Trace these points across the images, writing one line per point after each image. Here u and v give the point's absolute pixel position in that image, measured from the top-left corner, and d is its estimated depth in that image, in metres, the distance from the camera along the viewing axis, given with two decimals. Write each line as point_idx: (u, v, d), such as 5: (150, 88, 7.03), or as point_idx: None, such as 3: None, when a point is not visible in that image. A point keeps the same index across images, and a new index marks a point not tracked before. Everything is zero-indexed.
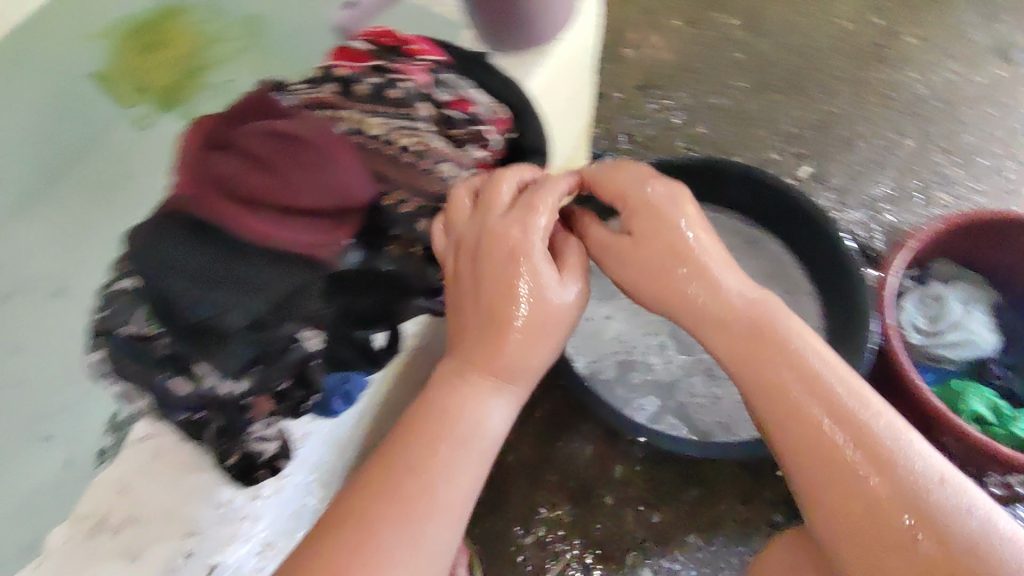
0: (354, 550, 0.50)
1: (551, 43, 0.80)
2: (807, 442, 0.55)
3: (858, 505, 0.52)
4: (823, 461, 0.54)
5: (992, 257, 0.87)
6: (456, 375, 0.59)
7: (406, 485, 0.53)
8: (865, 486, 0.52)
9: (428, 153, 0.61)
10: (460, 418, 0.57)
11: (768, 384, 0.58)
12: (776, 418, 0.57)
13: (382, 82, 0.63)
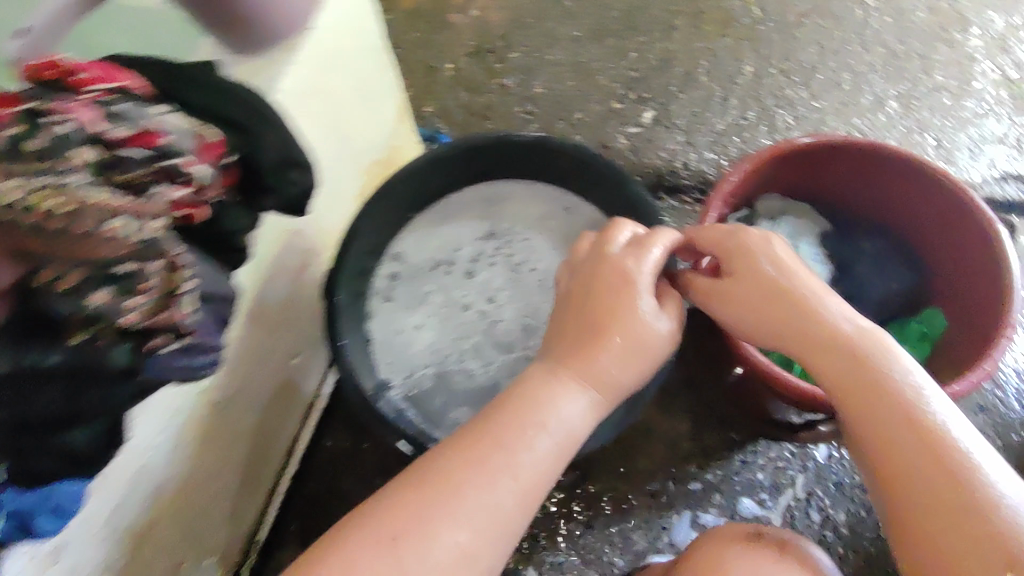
0: (433, 509, 0.53)
1: (298, 38, 0.71)
2: (897, 435, 0.53)
3: (943, 501, 0.51)
4: (923, 442, 0.52)
5: (815, 183, 0.84)
6: (615, 363, 0.60)
7: (482, 453, 0.55)
8: (937, 481, 0.51)
9: (94, 213, 0.43)
10: (547, 404, 0.58)
11: (869, 387, 0.55)
12: (867, 410, 0.55)
13: (18, 130, 0.43)
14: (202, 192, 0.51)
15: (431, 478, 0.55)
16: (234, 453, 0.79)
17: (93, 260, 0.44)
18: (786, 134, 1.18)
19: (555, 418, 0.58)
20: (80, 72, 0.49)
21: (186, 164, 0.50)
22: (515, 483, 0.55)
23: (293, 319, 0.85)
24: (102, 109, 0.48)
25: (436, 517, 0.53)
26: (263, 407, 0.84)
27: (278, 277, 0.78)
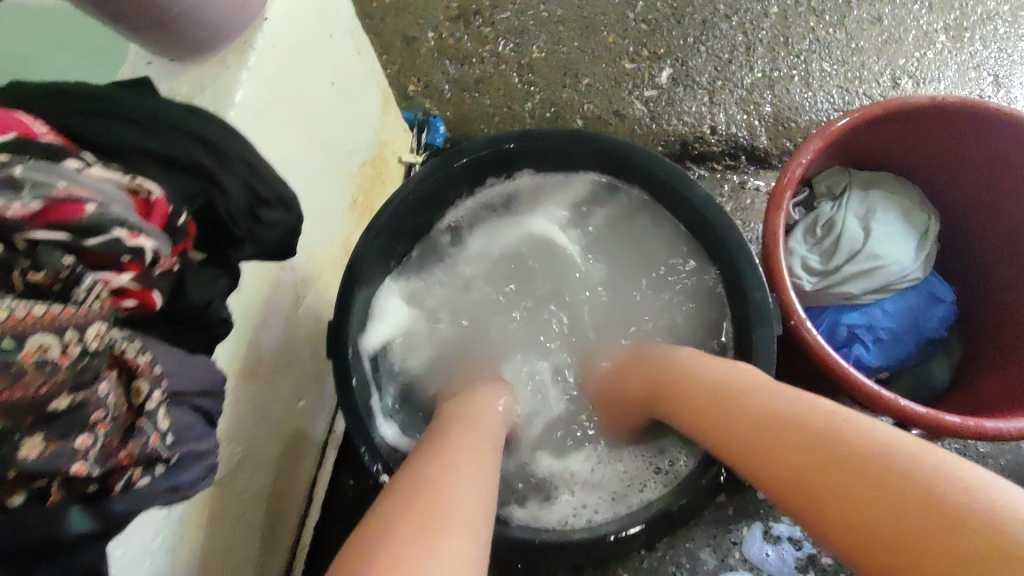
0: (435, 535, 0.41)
1: (251, 31, 0.56)
2: (797, 482, 0.43)
3: (864, 536, 0.38)
4: (826, 506, 0.40)
5: (892, 147, 0.69)
6: (429, 463, 0.50)
7: (403, 537, 0.41)
8: (854, 531, 0.38)
9: (3, 333, 0.32)
10: (433, 483, 0.47)
11: (771, 473, 0.45)
12: (771, 474, 0.45)
13: None
14: (152, 266, 0.39)
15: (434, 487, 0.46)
16: (252, 516, 0.71)
17: (20, 402, 0.32)
18: (823, 83, 1.03)
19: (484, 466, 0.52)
20: None
21: (131, 235, 0.38)
22: (469, 514, 0.45)
23: (297, 360, 0.74)
24: None
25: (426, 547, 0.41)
26: (273, 465, 0.73)
27: (272, 319, 0.66)
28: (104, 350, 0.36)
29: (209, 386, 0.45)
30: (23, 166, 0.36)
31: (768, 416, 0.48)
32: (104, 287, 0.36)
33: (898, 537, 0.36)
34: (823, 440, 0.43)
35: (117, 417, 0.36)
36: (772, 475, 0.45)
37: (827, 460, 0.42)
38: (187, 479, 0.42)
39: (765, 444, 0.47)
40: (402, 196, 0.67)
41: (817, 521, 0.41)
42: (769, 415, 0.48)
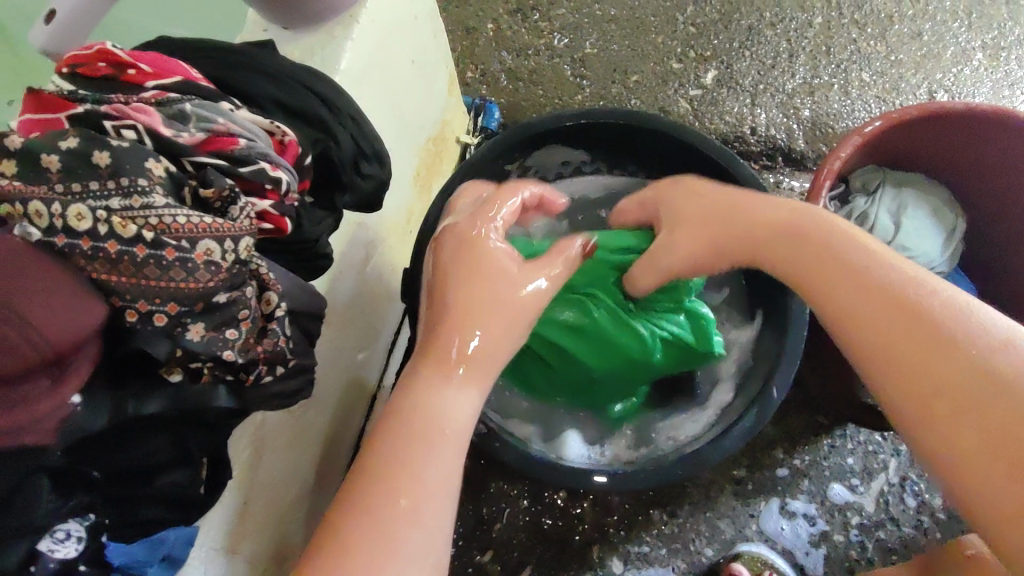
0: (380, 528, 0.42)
1: (356, 7, 0.63)
2: (881, 326, 0.43)
3: (932, 405, 0.39)
4: (899, 367, 0.41)
5: (925, 148, 0.74)
6: (413, 402, 0.47)
7: (370, 517, 0.42)
8: (928, 387, 0.39)
9: (182, 235, 0.38)
10: (406, 449, 0.45)
11: (845, 308, 0.45)
12: (850, 303, 0.45)
13: (80, 142, 0.38)
14: (285, 196, 0.46)
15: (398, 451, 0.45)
16: (311, 452, 0.77)
17: (193, 292, 0.38)
18: (861, 92, 1.08)
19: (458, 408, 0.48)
20: (137, 65, 0.44)
21: (272, 169, 0.44)
22: (436, 479, 0.44)
23: (361, 313, 0.80)
24: (164, 111, 0.42)
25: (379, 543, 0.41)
26: (333, 407, 0.80)
27: (347, 269, 0.73)
28: (248, 262, 0.42)
29: (316, 309, 0.51)
30: (192, 102, 0.43)
31: (847, 277, 0.46)
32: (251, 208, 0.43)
33: (969, 412, 0.38)
34: (911, 310, 0.42)
35: (256, 319, 0.43)
36: (843, 315, 0.45)
37: (915, 333, 0.41)
38: (296, 385, 0.48)
39: (853, 287, 0.45)
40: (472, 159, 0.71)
41: (884, 374, 0.42)
42: (841, 289, 0.46)
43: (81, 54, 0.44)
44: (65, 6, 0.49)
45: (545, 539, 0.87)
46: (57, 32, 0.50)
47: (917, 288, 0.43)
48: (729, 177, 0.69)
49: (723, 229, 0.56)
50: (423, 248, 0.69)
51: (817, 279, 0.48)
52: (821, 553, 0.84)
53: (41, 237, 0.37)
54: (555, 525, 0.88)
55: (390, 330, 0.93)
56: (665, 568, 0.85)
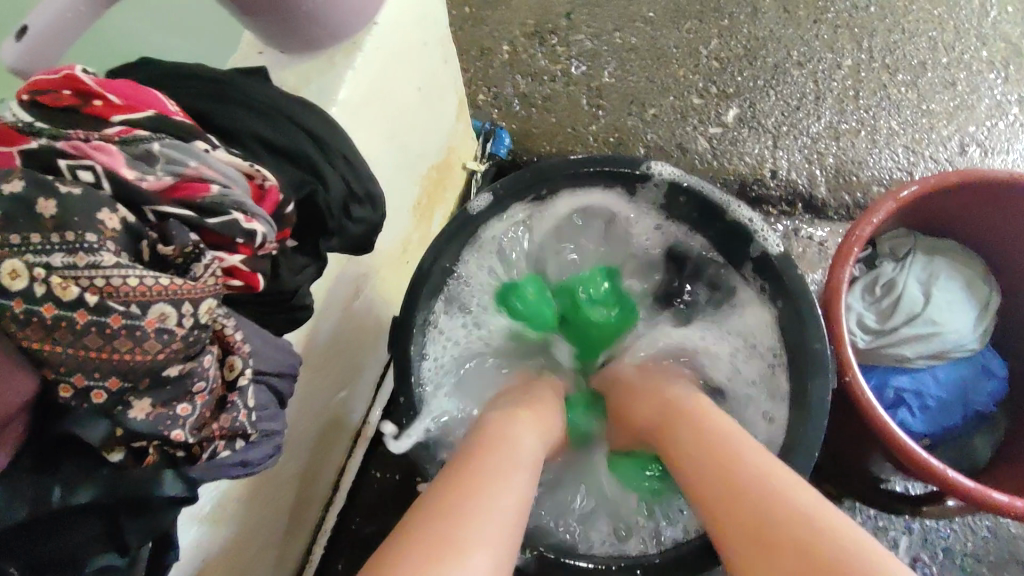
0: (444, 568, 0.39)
1: (360, 34, 0.59)
2: (711, 468, 0.49)
3: (758, 530, 0.42)
4: (731, 497, 0.45)
5: (956, 216, 0.69)
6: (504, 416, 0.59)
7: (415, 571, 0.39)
8: (752, 520, 0.43)
9: (131, 299, 0.33)
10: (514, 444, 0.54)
11: (712, 452, 0.50)
12: (686, 443, 0.53)
13: (24, 184, 0.33)
14: (261, 248, 0.42)
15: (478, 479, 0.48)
16: (283, 497, 0.72)
17: (138, 364, 0.33)
18: (889, 140, 1.04)
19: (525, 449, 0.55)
20: (104, 96, 0.40)
21: (247, 219, 0.40)
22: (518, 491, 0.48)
23: (344, 351, 0.75)
24: (128, 151, 0.38)
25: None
26: (309, 449, 0.75)
27: (334, 307, 0.68)
28: (209, 325, 0.37)
29: (289, 367, 0.46)
30: (162, 144, 0.39)
31: (720, 480, 0.47)
32: (218, 267, 0.38)
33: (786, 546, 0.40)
34: (765, 530, 0.41)
35: (214, 390, 0.38)
36: (704, 472, 0.49)
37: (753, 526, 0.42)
38: (256, 455, 0.43)
39: (714, 441, 0.51)
40: (479, 204, 0.67)
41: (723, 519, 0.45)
42: (710, 463, 0.49)
43: (46, 81, 0.40)
44: (36, 22, 0.45)
45: None
46: (26, 52, 0.45)
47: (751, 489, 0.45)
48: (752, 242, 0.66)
49: (665, 434, 0.56)
50: (416, 292, 0.65)
51: (693, 427, 0.54)
52: None
53: None
54: None
55: (377, 366, 0.87)
56: None
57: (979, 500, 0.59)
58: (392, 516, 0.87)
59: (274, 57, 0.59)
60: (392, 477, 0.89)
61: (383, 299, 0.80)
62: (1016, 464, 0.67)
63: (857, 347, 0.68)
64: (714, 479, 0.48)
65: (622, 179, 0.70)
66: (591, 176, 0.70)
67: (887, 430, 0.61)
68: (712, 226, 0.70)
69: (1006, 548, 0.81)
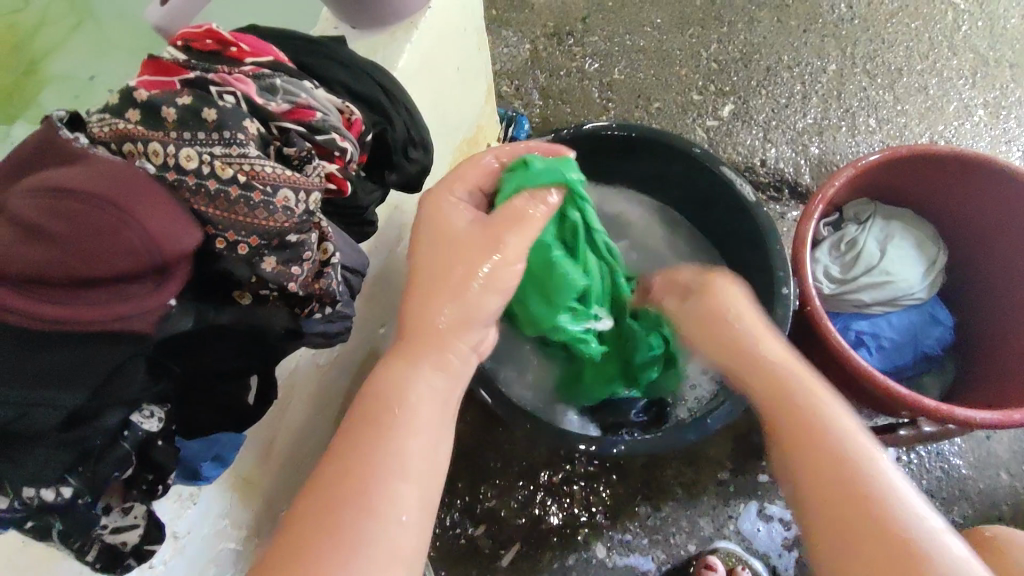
0: (353, 521, 0.46)
1: (418, 15, 0.72)
2: (805, 441, 0.48)
3: (861, 544, 0.43)
4: (834, 515, 0.45)
5: (908, 187, 0.82)
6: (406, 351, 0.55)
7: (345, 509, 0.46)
8: (852, 525, 0.44)
9: (267, 181, 0.46)
10: (401, 397, 0.52)
11: (800, 427, 0.49)
12: (777, 414, 0.51)
13: (193, 98, 0.46)
14: (348, 164, 0.55)
15: (369, 432, 0.50)
16: (329, 410, 0.84)
17: (271, 228, 0.46)
18: (867, 136, 1.16)
19: (422, 388, 0.53)
20: (238, 44, 0.53)
21: (340, 139, 0.53)
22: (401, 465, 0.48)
23: (387, 288, 0.88)
24: (258, 82, 0.51)
25: (353, 513, 0.46)
26: (352, 373, 0.87)
27: (383, 244, 0.81)
28: (313, 213, 0.50)
29: (360, 264, 0.59)
30: (281, 80, 0.52)
31: (838, 513, 0.45)
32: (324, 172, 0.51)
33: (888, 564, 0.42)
34: (862, 542, 0.43)
35: (315, 261, 0.50)
36: (794, 435, 0.49)
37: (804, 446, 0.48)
38: (336, 322, 0.55)
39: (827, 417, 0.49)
40: None
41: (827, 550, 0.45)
42: (821, 470, 0.46)
43: (193, 32, 0.53)
44: None
45: (536, 521, 0.95)
46: (168, 14, 0.59)
47: (844, 477, 0.45)
48: (736, 197, 0.78)
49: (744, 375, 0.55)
50: None
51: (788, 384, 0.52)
52: (793, 556, 0.91)
53: (154, 173, 0.45)
54: (548, 506, 0.95)
55: None
56: (644, 556, 0.92)
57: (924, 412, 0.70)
58: None
59: (346, 31, 0.72)
60: None
61: None
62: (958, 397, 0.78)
63: (824, 293, 0.80)
64: (802, 457, 0.48)
65: (630, 147, 0.83)
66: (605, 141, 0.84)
67: (847, 355, 0.72)
68: (703, 187, 0.83)
69: (958, 487, 0.92)
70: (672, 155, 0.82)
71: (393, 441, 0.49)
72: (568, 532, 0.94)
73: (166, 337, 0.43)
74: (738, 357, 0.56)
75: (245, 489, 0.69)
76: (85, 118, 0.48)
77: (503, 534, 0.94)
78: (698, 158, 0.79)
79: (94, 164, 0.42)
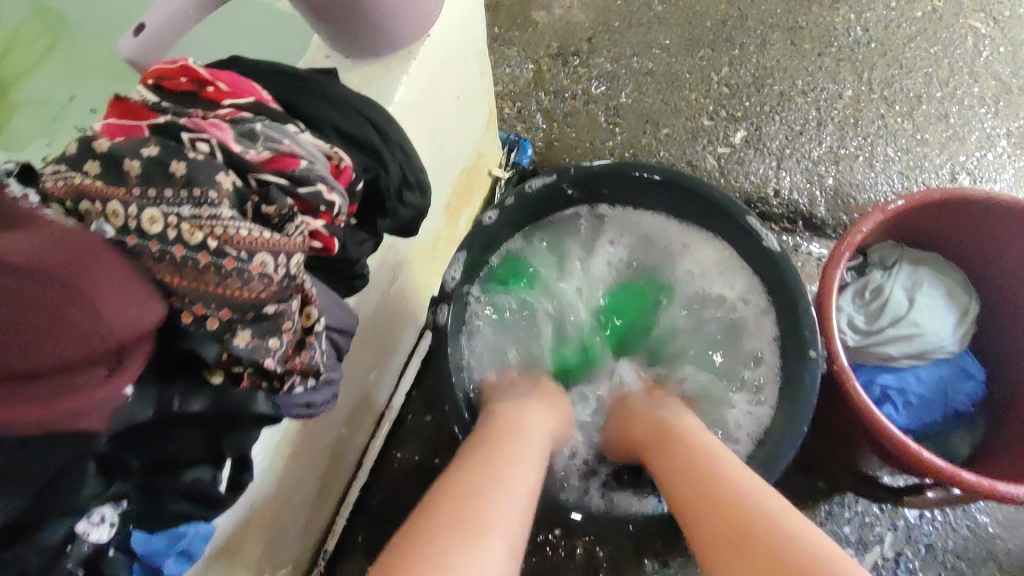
0: (466, 529, 0.48)
1: (416, 44, 0.67)
2: (706, 503, 0.55)
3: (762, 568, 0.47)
4: (734, 548, 0.50)
5: (938, 232, 0.77)
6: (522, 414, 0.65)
7: (459, 519, 0.49)
8: (749, 558, 0.48)
9: (242, 246, 0.40)
10: (517, 436, 0.61)
11: (700, 492, 0.56)
12: (669, 464, 0.62)
13: (159, 151, 0.41)
14: (337, 217, 0.49)
15: (491, 467, 0.55)
16: (316, 462, 0.78)
17: (245, 299, 0.41)
18: (885, 166, 1.11)
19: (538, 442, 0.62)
20: (215, 84, 0.47)
21: (328, 191, 0.47)
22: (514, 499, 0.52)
23: (380, 329, 0.82)
24: (236, 128, 0.45)
25: (473, 522, 0.49)
26: (342, 420, 0.81)
27: (376, 286, 0.75)
28: (293, 278, 0.44)
29: (349, 324, 0.53)
30: (262, 125, 0.47)
31: (733, 548, 0.50)
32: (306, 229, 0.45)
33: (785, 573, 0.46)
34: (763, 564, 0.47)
35: (294, 331, 0.45)
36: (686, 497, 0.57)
37: (736, 535, 0.50)
38: (319, 393, 0.49)
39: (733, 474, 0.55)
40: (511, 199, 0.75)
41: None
42: (726, 519, 0.52)
43: (166, 70, 0.48)
44: (152, 21, 0.53)
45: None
46: (140, 46, 0.53)
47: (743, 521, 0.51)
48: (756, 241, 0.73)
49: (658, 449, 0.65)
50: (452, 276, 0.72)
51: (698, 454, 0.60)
52: None
53: (113, 238, 0.39)
54: (548, 561, 0.90)
55: (404, 350, 0.94)
56: None
57: (957, 482, 0.64)
58: (410, 494, 0.94)
59: (339, 60, 0.67)
60: (411, 456, 0.95)
61: (414, 285, 0.88)
62: (990, 459, 0.73)
63: (849, 344, 0.75)
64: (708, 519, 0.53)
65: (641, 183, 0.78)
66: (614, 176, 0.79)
67: (874, 417, 0.67)
68: (719, 227, 0.78)
69: (984, 546, 0.86)
70: (687, 194, 0.77)
71: (502, 482, 0.53)
72: None
73: (122, 428, 0.38)
74: (664, 441, 0.65)
75: (220, 561, 0.63)
76: (39, 171, 0.42)
77: None
78: (715, 198, 0.74)
79: (42, 232, 0.37)
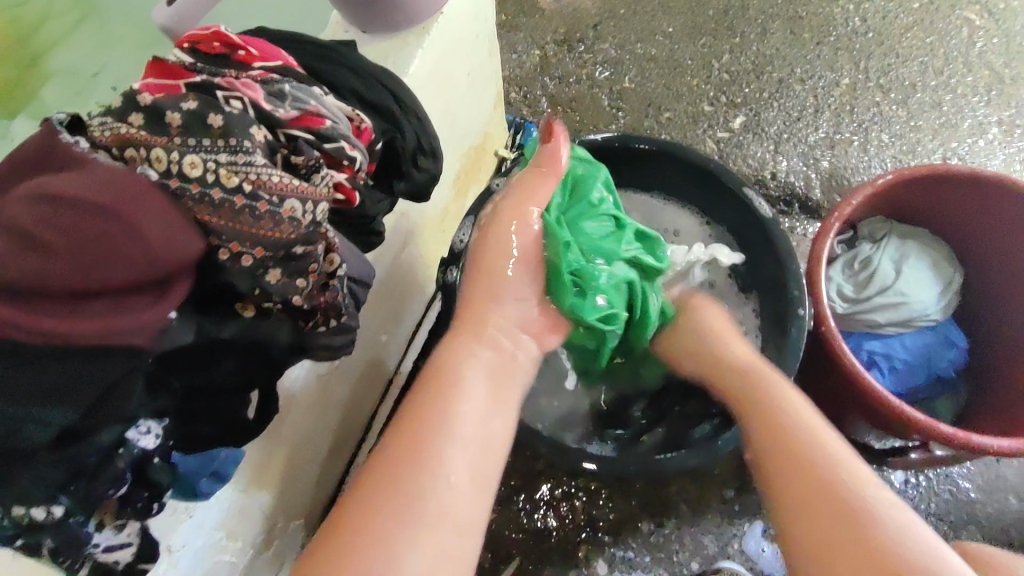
0: (377, 547, 0.46)
1: (430, 21, 0.71)
2: (790, 466, 0.54)
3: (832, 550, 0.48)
4: (816, 515, 0.50)
5: (924, 207, 0.80)
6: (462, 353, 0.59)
7: (371, 527, 0.47)
8: (829, 530, 0.49)
9: (274, 191, 0.44)
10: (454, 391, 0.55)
11: (788, 459, 0.55)
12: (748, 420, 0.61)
13: (199, 104, 0.45)
14: (357, 173, 0.53)
15: (412, 440, 0.52)
16: (329, 419, 0.82)
17: (276, 239, 0.45)
18: (879, 151, 1.15)
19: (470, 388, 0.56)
20: (246, 48, 0.51)
21: (349, 148, 0.51)
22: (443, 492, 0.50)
23: (391, 295, 0.86)
24: (266, 87, 0.49)
25: (383, 530, 0.47)
26: (353, 381, 0.85)
27: (388, 251, 0.80)
28: (318, 225, 0.48)
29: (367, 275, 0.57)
30: (289, 85, 0.50)
31: (811, 514, 0.51)
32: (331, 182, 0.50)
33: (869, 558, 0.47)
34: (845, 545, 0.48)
35: (318, 273, 0.49)
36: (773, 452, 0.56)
37: (812, 501, 0.51)
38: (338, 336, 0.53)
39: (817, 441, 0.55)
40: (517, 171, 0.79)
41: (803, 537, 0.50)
42: (811, 492, 0.52)
43: (200, 34, 0.52)
44: None
45: (537, 535, 0.93)
46: (175, 14, 0.57)
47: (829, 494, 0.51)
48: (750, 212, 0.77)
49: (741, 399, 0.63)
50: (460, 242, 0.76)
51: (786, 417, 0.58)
52: None
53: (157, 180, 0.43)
54: (549, 521, 0.93)
55: (412, 319, 0.98)
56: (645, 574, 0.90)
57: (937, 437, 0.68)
58: None
59: (356, 35, 0.71)
60: None
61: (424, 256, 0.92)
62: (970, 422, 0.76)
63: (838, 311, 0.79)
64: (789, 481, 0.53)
65: (643, 158, 0.82)
66: (616, 151, 0.83)
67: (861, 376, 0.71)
68: (715, 201, 0.82)
69: (967, 511, 0.90)
70: (686, 168, 0.80)
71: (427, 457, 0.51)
72: (569, 548, 0.92)
73: (165, 351, 0.42)
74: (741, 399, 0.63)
75: (241, 503, 0.67)
76: (87, 122, 0.46)
77: (503, 549, 0.93)
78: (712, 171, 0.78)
79: (93, 169, 0.40)
